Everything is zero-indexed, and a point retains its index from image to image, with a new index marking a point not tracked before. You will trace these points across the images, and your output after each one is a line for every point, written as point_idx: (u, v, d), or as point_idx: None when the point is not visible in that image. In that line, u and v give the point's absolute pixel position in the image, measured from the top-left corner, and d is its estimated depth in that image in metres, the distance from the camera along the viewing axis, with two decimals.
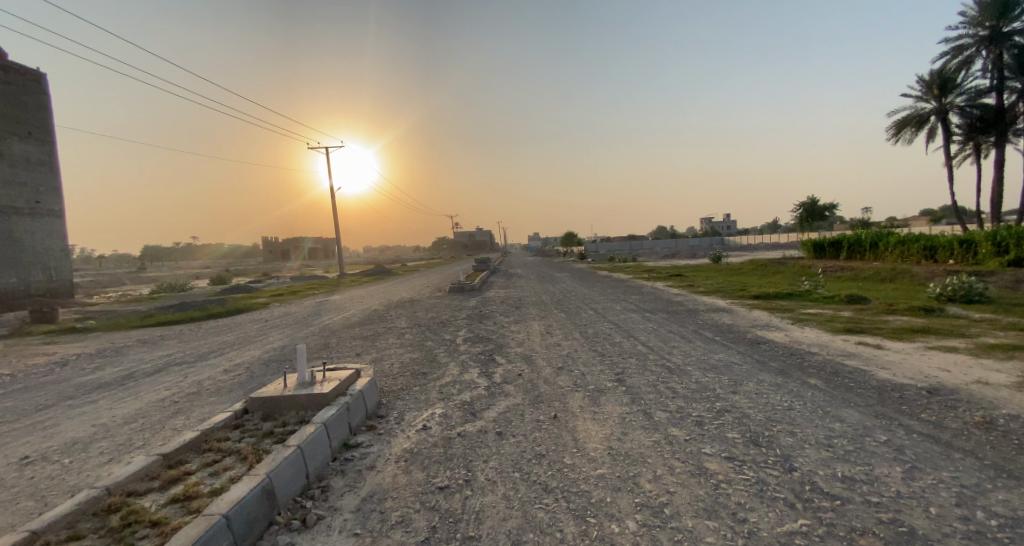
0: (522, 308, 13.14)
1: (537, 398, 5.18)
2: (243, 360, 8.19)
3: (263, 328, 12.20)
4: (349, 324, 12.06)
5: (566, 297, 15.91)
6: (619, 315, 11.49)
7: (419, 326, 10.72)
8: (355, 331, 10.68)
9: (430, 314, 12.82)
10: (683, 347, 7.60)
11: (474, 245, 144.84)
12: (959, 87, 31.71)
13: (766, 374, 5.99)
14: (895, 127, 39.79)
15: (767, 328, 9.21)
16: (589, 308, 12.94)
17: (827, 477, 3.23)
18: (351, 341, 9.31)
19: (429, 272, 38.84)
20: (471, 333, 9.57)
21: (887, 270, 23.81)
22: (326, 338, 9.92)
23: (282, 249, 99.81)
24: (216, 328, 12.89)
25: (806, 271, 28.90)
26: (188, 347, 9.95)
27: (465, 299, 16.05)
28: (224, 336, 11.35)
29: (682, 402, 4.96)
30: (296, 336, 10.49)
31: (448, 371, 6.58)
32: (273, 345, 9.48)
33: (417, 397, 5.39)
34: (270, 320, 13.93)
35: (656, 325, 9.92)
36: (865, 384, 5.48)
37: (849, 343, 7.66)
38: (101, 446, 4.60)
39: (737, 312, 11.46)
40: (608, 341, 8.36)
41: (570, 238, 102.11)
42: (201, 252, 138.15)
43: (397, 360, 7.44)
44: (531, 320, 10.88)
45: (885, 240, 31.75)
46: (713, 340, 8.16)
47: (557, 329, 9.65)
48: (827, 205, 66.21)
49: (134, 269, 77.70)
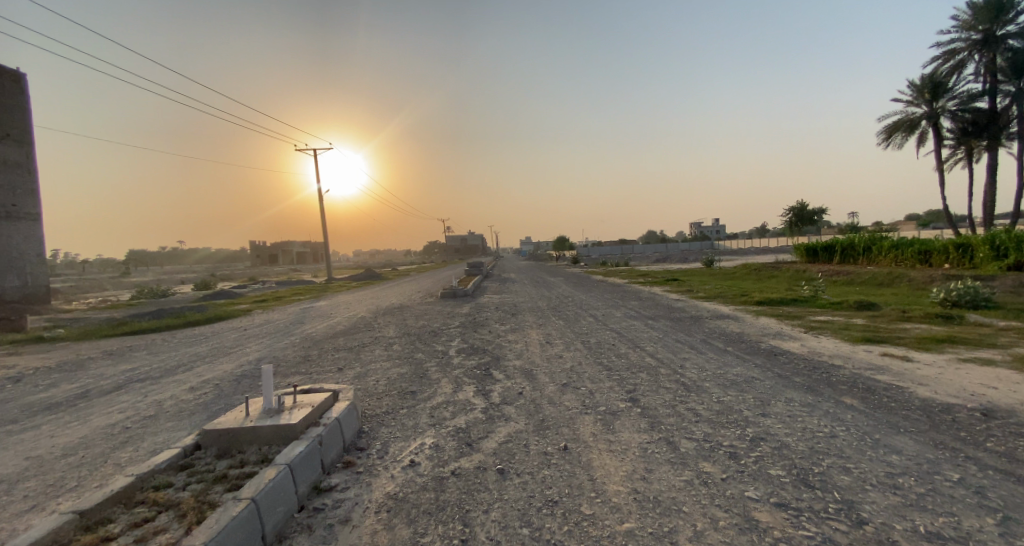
0: (518, 315, 12.50)
1: (543, 425, 4.53)
2: (212, 375, 7.39)
3: (242, 338, 11.38)
4: (334, 333, 11.30)
5: (563, 302, 15.34)
6: (621, 323, 10.90)
7: (409, 336, 10.01)
8: (339, 341, 9.92)
9: (421, 322, 12.12)
10: (697, 359, 7.01)
11: (466, 248, 144.36)
12: (950, 91, 31.98)
13: (793, 392, 5.41)
14: (886, 131, 40.08)
15: (780, 337, 8.69)
16: (588, 315, 12.36)
17: (908, 535, 2.64)
18: (334, 353, 8.57)
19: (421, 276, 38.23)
20: (465, 343, 8.89)
21: (884, 274, 23.61)
22: (307, 349, 9.17)
23: (272, 253, 98.34)
24: (191, 337, 12.04)
25: (802, 275, 28.66)
26: (156, 360, 9.11)
27: (458, 306, 15.35)
28: (198, 346, 10.52)
29: (708, 428, 4.35)
30: (276, 347, 9.71)
31: (439, 389, 5.89)
32: (249, 358, 8.69)
33: (405, 422, 4.71)
34: (251, 329, 13.11)
35: (662, 333, 9.33)
36: (906, 404, 4.95)
37: (875, 354, 7.14)
38: (26, 488, 3.56)
39: (743, 318, 10.98)
40: (613, 352, 7.73)
41: (562, 242, 102.00)
42: (187, 256, 135.58)
43: (384, 376, 6.73)
44: (529, 329, 10.24)
45: (878, 244, 31.72)
46: (726, 351, 7.59)
47: (558, 339, 9.02)
48: (817, 210, 66.86)
49: (116, 275, 75.73)
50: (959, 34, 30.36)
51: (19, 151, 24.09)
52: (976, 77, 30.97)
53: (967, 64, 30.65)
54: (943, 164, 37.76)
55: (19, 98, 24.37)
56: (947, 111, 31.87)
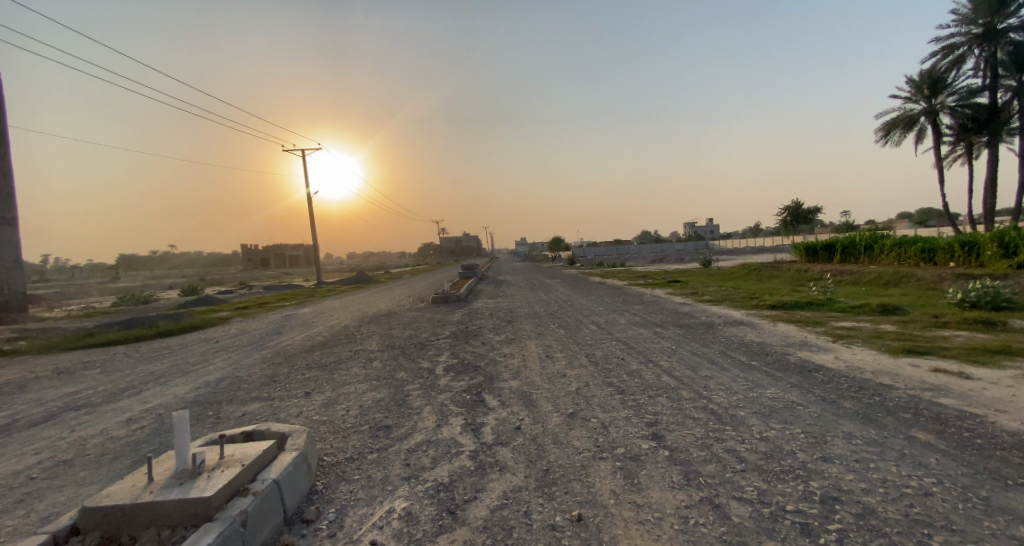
0: (514, 324, 11.49)
1: (547, 479, 3.52)
2: (160, 402, 6.35)
3: (210, 352, 10.31)
4: (313, 345, 10.25)
5: (562, 308, 14.42)
6: (627, 331, 9.94)
7: (393, 350, 8.98)
8: (315, 356, 8.87)
9: (408, 332, 11.10)
10: (722, 379, 6.04)
11: (461, 250, 143.65)
12: (949, 86, 31.36)
13: (850, 425, 4.45)
14: (884, 128, 39.54)
15: (808, 348, 7.74)
16: (590, 322, 11.39)
17: None
18: (306, 373, 7.53)
19: (414, 280, 37.11)
20: (455, 358, 7.87)
21: (891, 273, 22.85)
22: (277, 367, 8.13)
23: (263, 257, 97.07)
24: (155, 352, 10.95)
25: (804, 275, 27.93)
26: (106, 381, 8.02)
27: (450, 312, 14.36)
28: (159, 363, 9.43)
29: (761, 482, 3.36)
30: (244, 364, 8.64)
31: (420, 422, 4.90)
32: (209, 378, 7.63)
33: (373, 474, 3.70)
34: (224, 340, 12.03)
35: (674, 345, 8.36)
36: (994, 437, 3.95)
37: (925, 370, 6.17)
38: None
39: (759, 326, 10.03)
40: (623, 369, 6.76)
41: (558, 244, 101.33)
42: (179, 261, 133.77)
43: (355, 404, 5.70)
44: (526, 340, 9.24)
45: (880, 243, 31.04)
46: (752, 366, 6.63)
47: (558, 352, 8.03)
48: (813, 208, 65.27)
49: (103, 281, 74.24)
50: (958, 29, 29.72)
51: None
52: (975, 72, 30.45)
53: (968, 58, 29.94)
54: (942, 161, 37.19)
55: None
56: (946, 107, 31.32)
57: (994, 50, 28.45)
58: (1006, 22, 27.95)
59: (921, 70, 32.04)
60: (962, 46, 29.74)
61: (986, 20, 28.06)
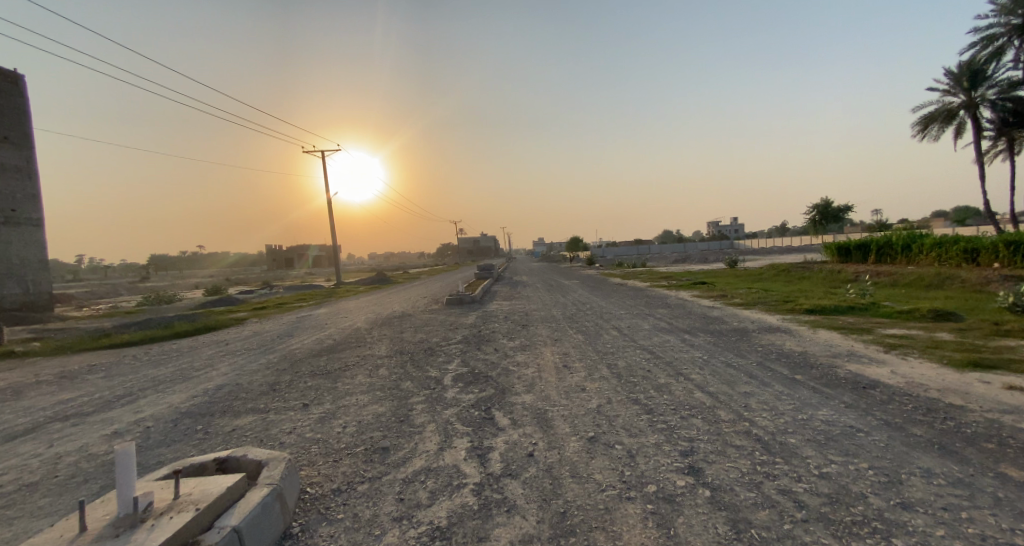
0: (530, 328, 10.88)
1: (563, 527, 2.92)
2: (153, 412, 6.01)
3: (216, 356, 10.04)
4: (320, 349, 9.87)
5: (580, 311, 13.75)
6: (651, 338, 9.22)
7: (402, 355, 8.49)
8: (321, 362, 8.46)
9: (419, 336, 10.62)
10: (765, 397, 5.31)
11: (479, 250, 143.95)
12: (990, 78, 29.40)
13: (926, 458, 3.70)
14: (921, 122, 37.39)
15: (857, 359, 6.91)
16: (611, 327, 10.70)
17: None
18: (308, 381, 7.10)
19: (431, 281, 36.86)
20: (465, 367, 7.32)
21: (933, 275, 21.38)
22: (280, 374, 7.74)
23: (286, 258, 99.00)
24: (164, 355, 10.74)
25: (836, 276, 26.53)
26: (106, 386, 7.75)
27: (464, 315, 13.86)
28: (164, 367, 9.18)
29: (831, 540, 2.69)
30: (246, 370, 8.28)
31: (420, 444, 4.35)
32: (208, 386, 7.26)
33: (359, 513, 3.17)
34: (233, 343, 11.80)
35: (705, 355, 7.63)
36: None
37: (999, 387, 5.34)
38: None
39: (796, 333, 9.16)
40: (650, 383, 6.08)
41: (576, 244, 100.37)
42: (206, 261, 137.78)
43: (354, 419, 5.20)
44: (542, 346, 8.62)
45: (918, 242, 29.28)
46: (798, 382, 5.88)
47: (577, 361, 7.38)
48: (842, 207, 62.78)
49: (135, 281, 76.82)
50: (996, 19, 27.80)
51: (19, 154, 23.46)
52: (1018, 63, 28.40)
53: (1010, 49, 27.91)
54: (984, 157, 34.97)
55: (18, 101, 23.68)
56: (986, 101, 29.44)
57: None
58: None
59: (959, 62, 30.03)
60: (1000, 37, 27.77)
61: None
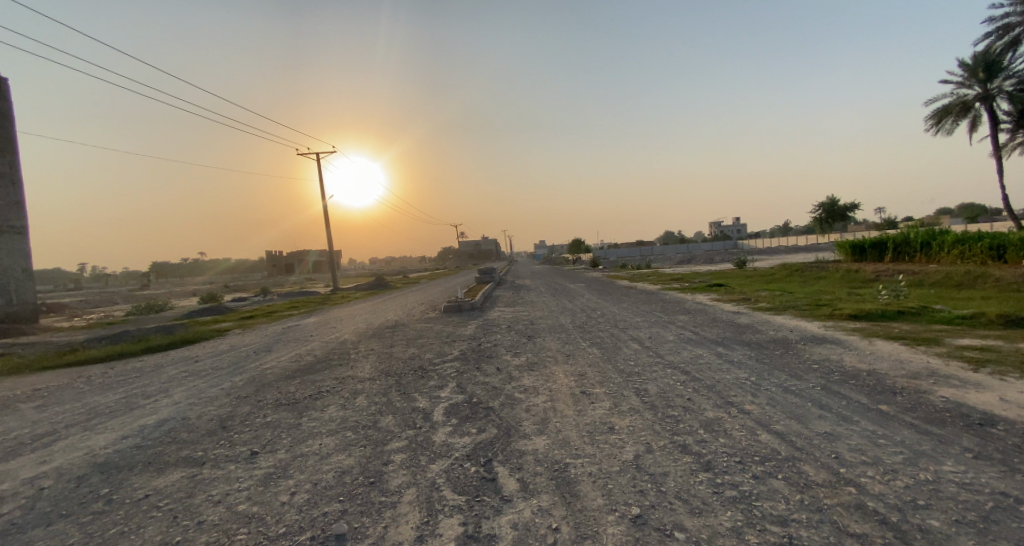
0: (536, 341, 9.54)
1: None
2: (61, 460, 4.69)
3: (178, 378, 8.74)
4: (298, 369, 8.59)
5: (592, 319, 12.44)
6: (679, 353, 7.88)
7: (387, 378, 7.19)
8: (292, 387, 7.16)
9: (411, 351, 9.30)
10: (858, 440, 3.98)
11: (481, 254, 143.88)
12: (1007, 69, 27.98)
13: None
14: (934, 116, 35.92)
15: (943, 380, 5.57)
16: (629, 338, 9.39)
17: None
18: (269, 415, 5.80)
19: (431, 286, 35.56)
20: (461, 395, 6.00)
21: (963, 273, 19.96)
22: (239, 404, 6.43)
23: (288, 264, 98.34)
24: (122, 376, 9.47)
25: (855, 276, 25.15)
26: (32, 420, 6.45)
27: (463, 324, 12.59)
28: (114, 392, 7.88)
29: None
30: (203, 398, 6.96)
31: (391, 530, 3.01)
32: (148, 421, 5.96)
33: None
34: (205, 361, 10.51)
35: (751, 375, 6.30)
36: None
37: None
38: None
39: (850, 345, 7.79)
40: (696, 417, 4.76)
41: (578, 246, 99.37)
42: (207, 267, 137.13)
43: (309, 479, 3.86)
44: (552, 365, 7.30)
45: (939, 239, 27.89)
46: (891, 416, 4.53)
47: (598, 386, 6.07)
48: (847, 205, 61.78)
49: (134, 288, 75.98)
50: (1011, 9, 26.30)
51: (3, 161, 22.26)
52: None
53: None
54: (1001, 151, 33.66)
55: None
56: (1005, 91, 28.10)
57: None
58: None
59: (973, 54, 28.59)
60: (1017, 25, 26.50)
61: None
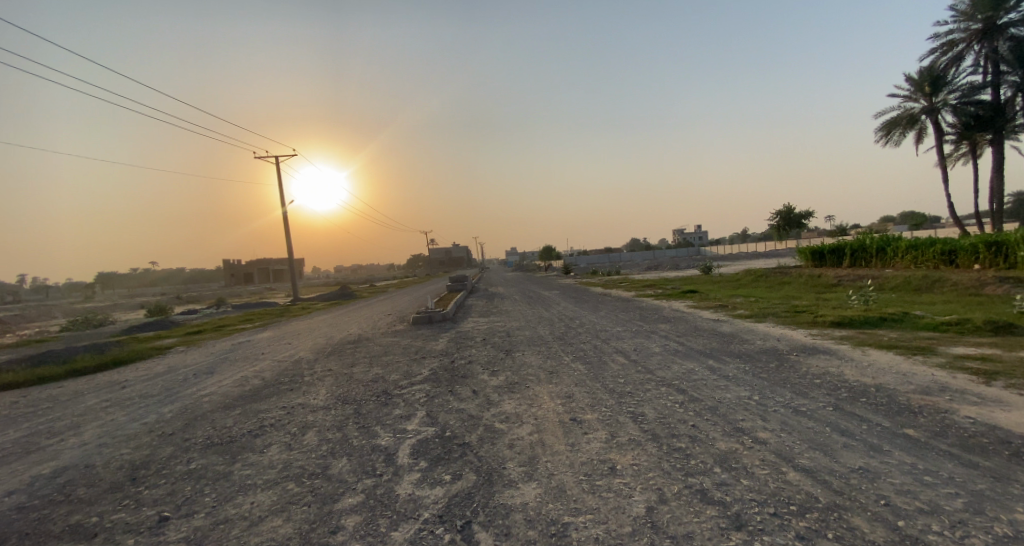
0: (514, 356, 8.74)
1: None
2: None
3: (94, 410, 7.40)
4: (241, 395, 7.43)
5: (571, 329, 11.77)
6: (670, 367, 7.28)
7: (346, 406, 6.22)
8: (229, 420, 6.05)
9: (374, 371, 8.31)
10: (901, 479, 3.40)
11: (451, 262, 142.18)
12: (950, 83, 29.79)
13: None
14: (884, 128, 37.88)
15: (958, 396, 5.15)
16: (614, 351, 8.76)
17: None
18: (193, 461, 4.72)
19: (400, 295, 34.13)
20: (432, 427, 5.14)
21: (922, 277, 20.64)
22: (159, 446, 5.30)
23: (248, 272, 93.87)
24: (26, 408, 7.97)
25: (819, 281, 25.78)
26: None
27: (433, 338, 11.63)
28: (5, 431, 6.49)
29: None
30: (116, 438, 5.75)
31: None
32: (34, 472, 4.75)
33: None
34: (133, 386, 9.12)
35: (752, 393, 5.75)
36: None
37: None
38: None
39: (845, 355, 7.42)
40: (708, 450, 4.08)
41: (549, 252, 99.69)
42: (158, 277, 128.93)
43: None
44: (534, 386, 6.52)
45: (894, 245, 29.09)
46: (923, 444, 3.99)
47: (588, 411, 5.35)
48: (803, 213, 64.84)
49: (75, 300, 70.11)
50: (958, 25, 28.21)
51: None
52: (976, 68, 29.03)
53: (968, 55, 28.55)
54: (945, 161, 35.75)
55: None
56: (948, 105, 29.74)
57: (996, 45, 27.35)
58: (1006, 16, 26.75)
59: (921, 68, 30.39)
60: (961, 42, 28.45)
61: (986, 15, 26.69)
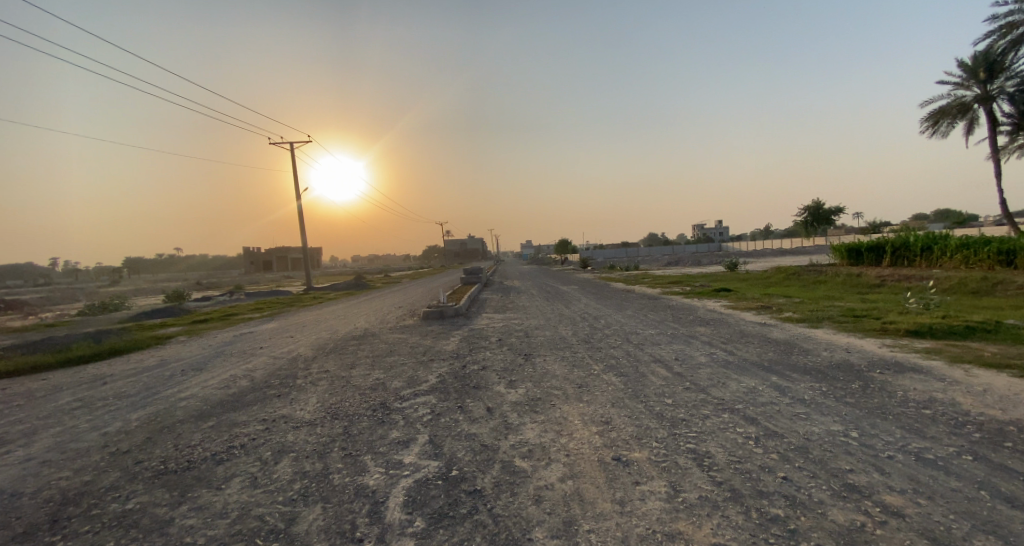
0: (534, 362, 7.58)
1: None
2: None
3: (56, 413, 6.48)
4: (221, 401, 6.46)
5: (597, 330, 10.54)
6: (726, 385, 6.00)
7: (335, 423, 5.16)
8: (196, 437, 5.04)
9: (374, 375, 7.25)
10: None
11: (467, 254, 141.63)
12: (1009, 69, 27.09)
13: None
14: (932, 116, 35.13)
15: None
16: (651, 360, 7.53)
17: None
18: (131, 498, 3.70)
19: (414, 287, 33.38)
20: (435, 461, 4.02)
21: (979, 279, 18.68)
22: (103, 470, 4.31)
23: (267, 260, 94.72)
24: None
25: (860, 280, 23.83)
26: None
27: (444, 336, 10.56)
28: None
29: None
30: (60, 455, 4.79)
31: None
32: None
33: None
34: (114, 383, 8.25)
35: (846, 425, 4.46)
36: None
37: None
38: None
39: (944, 375, 6.01)
40: (823, 524, 2.84)
41: (566, 246, 98.08)
42: (183, 263, 131.65)
43: None
44: (562, 406, 5.34)
45: (941, 243, 26.80)
46: None
47: (635, 447, 4.15)
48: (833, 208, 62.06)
49: (101, 284, 71.68)
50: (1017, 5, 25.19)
51: None
52: None
53: None
54: (999, 154, 32.97)
55: None
56: (1004, 93, 27.31)
57: None
58: None
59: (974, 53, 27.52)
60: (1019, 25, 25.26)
61: None
